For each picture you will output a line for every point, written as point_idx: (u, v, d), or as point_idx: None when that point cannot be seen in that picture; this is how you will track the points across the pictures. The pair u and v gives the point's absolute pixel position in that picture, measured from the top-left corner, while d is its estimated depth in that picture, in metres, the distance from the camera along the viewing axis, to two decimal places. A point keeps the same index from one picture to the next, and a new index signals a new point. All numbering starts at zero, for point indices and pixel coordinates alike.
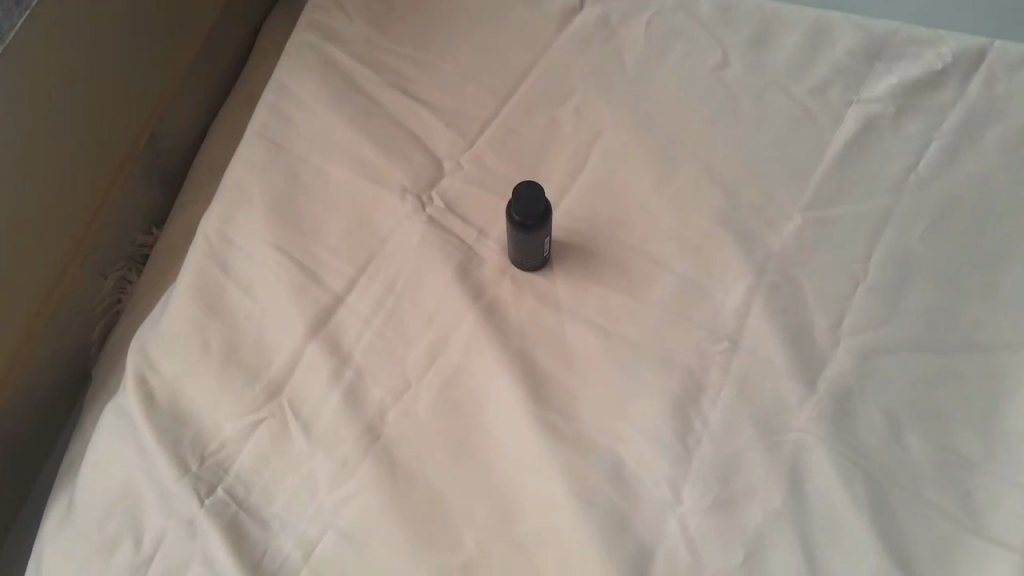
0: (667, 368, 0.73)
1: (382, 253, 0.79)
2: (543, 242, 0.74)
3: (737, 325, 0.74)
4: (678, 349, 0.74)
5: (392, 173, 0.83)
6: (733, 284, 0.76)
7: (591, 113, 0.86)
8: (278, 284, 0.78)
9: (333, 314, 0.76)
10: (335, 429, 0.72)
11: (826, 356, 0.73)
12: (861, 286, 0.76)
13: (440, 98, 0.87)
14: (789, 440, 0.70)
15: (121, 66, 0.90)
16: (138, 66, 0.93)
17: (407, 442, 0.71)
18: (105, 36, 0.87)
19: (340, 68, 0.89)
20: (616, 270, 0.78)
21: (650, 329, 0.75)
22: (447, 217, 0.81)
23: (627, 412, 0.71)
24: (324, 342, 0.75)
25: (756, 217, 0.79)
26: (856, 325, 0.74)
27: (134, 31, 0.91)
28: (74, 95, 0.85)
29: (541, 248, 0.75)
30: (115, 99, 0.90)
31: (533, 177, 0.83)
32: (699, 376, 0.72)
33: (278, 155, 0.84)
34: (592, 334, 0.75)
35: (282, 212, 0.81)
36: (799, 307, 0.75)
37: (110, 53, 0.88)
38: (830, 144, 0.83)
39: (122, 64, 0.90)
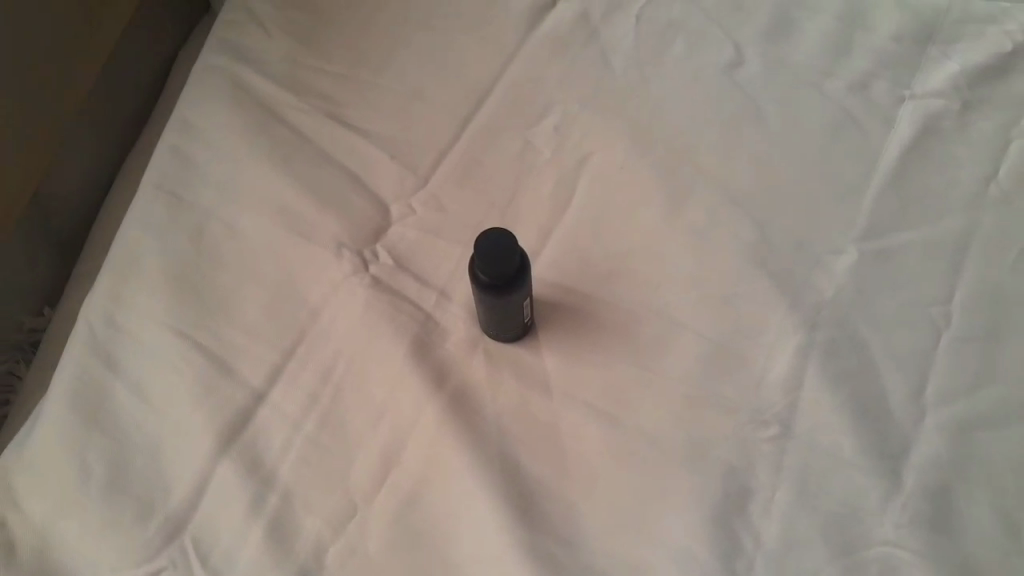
0: (698, 468, 0.55)
1: (315, 330, 0.61)
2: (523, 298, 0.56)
3: (786, 400, 0.56)
4: (710, 440, 0.55)
5: (325, 225, 0.64)
6: (775, 345, 0.58)
7: (575, 134, 0.68)
8: (180, 383, 0.59)
9: (252, 416, 0.58)
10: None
11: (910, 436, 0.55)
12: (943, 337, 0.58)
13: (384, 126, 0.69)
14: (872, 559, 0.51)
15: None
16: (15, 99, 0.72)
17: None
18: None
19: (256, 95, 0.71)
20: (619, 335, 0.60)
21: (670, 411, 0.57)
22: (397, 277, 0.62)
23: (649, 532, 0.53)
24: (240, 459, 0.57)
25: (796, 253, 0.61)
26: (942, 390, 0.56)
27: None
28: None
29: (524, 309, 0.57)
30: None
31: (505, 219, 0.65)
32: (741, 476, 0.54)
33: (181, 211, 0.66)
34: (594, 423, 0.57)
35: (185, 285, 0.63)
36: (867, 371, 0.57)
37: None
38: (881, 154, 0.65)
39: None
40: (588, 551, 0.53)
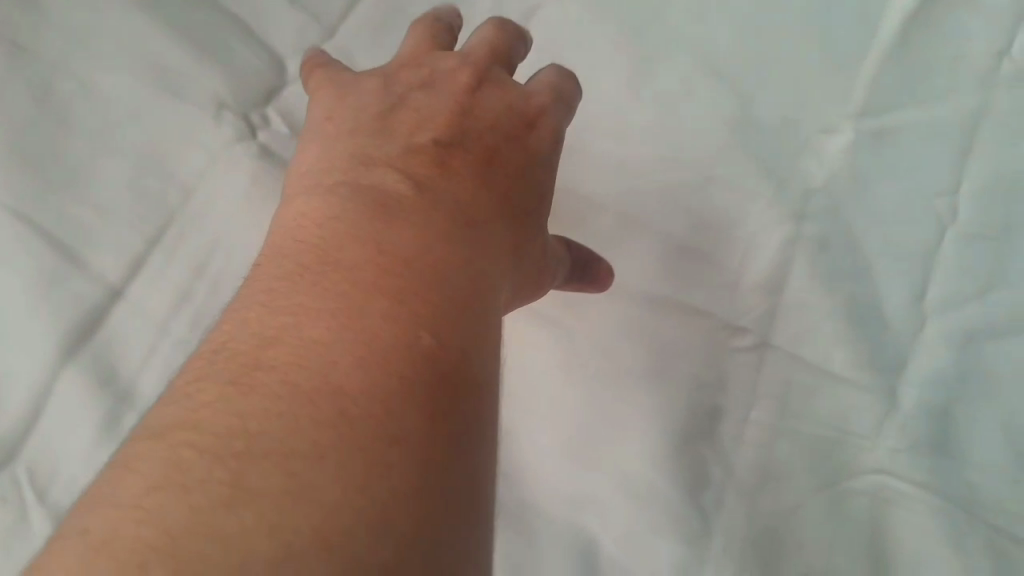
0: (658, 387, 0.45)
1: (187, 213, 0.48)
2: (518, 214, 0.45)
3: (765, 306, 0.47)
4: (674, 354, 0.46)
5: (203, 83, 0.51)
6: (754, 240, 0.48)
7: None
8: (14, 273, 0.47)
9: (107, 316, 0.46)
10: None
11: (909, 348, 0.46)
12: (949, 233, 0.48)
13: None
14: (862, 491, 0.42)
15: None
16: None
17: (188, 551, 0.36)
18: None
19: None
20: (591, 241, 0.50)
21: (635, 319, 0.47)
22: (291, 146, 0.49)
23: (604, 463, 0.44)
24: (90, 368, 0.45)
25: (780, 133, 0.51)
26: (948, 294, 0.47)
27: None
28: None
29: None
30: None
31: None
32: (710, 395, 0.45)
33: (20, 61, 0.52)
34: (548, 341, 0.47)
35: (24, 152, 0.50)
36: (860, 272, 0.48)
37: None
38: (883, 20, 0.52)
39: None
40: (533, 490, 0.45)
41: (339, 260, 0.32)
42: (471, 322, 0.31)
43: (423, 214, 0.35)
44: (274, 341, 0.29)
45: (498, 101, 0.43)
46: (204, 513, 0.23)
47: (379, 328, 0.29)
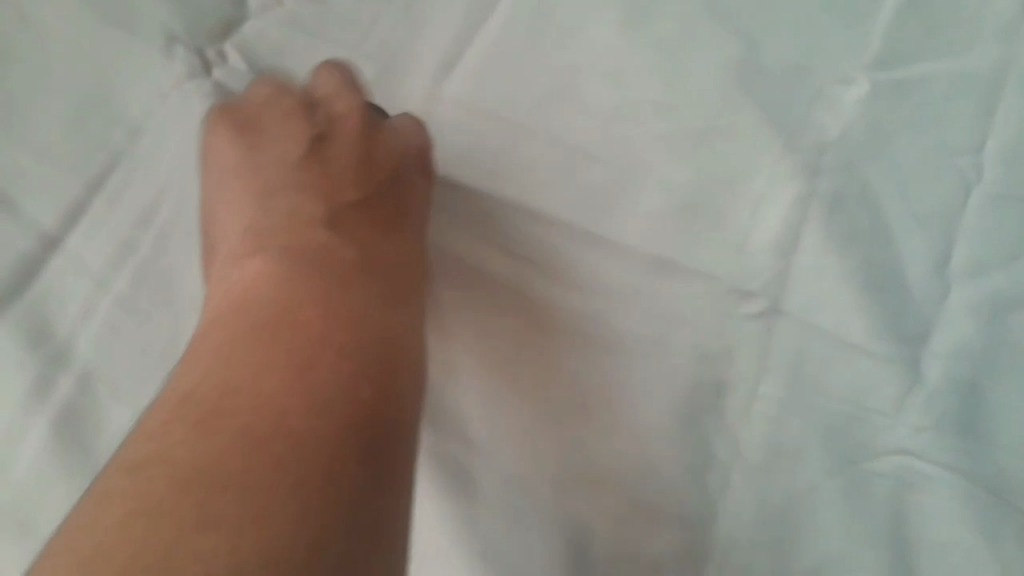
0: (569, 415, 0.42)
1: (141, 160, 0.45)
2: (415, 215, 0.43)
3: (773, 270, 0.42)
4: (608, 394, 0.41)
5: (160, 19, 0.47)
6: (764, 197, 0.44)
7: None
8: None
9: (54, 276, 0.43)
10: (40, 491, 0.41)
11: (930, 316, 0.42)
12: (977, 192, 0.43)
13: None
14: (887, 473, 0.38)
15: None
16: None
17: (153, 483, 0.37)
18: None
19: None
20: (544, 224, 0.45)
21: (530, 323, 0.43)
22: (251, 86, 0.45)
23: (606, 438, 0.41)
24: (38, 328, 0.42)
25: (793, 80, 0.46)
26: (979, 257, 0.42)
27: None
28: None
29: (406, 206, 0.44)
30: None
31: (409, 23, 0.49)
32: (607, 417, 0.41)
33: None
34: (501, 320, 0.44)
35: None
36: (878, 232, 0.43)
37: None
38: None
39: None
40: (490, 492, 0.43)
41: (254, 356, 0.35)
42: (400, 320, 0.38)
43: (358, 243, 0.40)
44: (234, 382, 0.34)
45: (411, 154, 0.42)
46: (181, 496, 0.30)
47: (316, 331, 0.36)
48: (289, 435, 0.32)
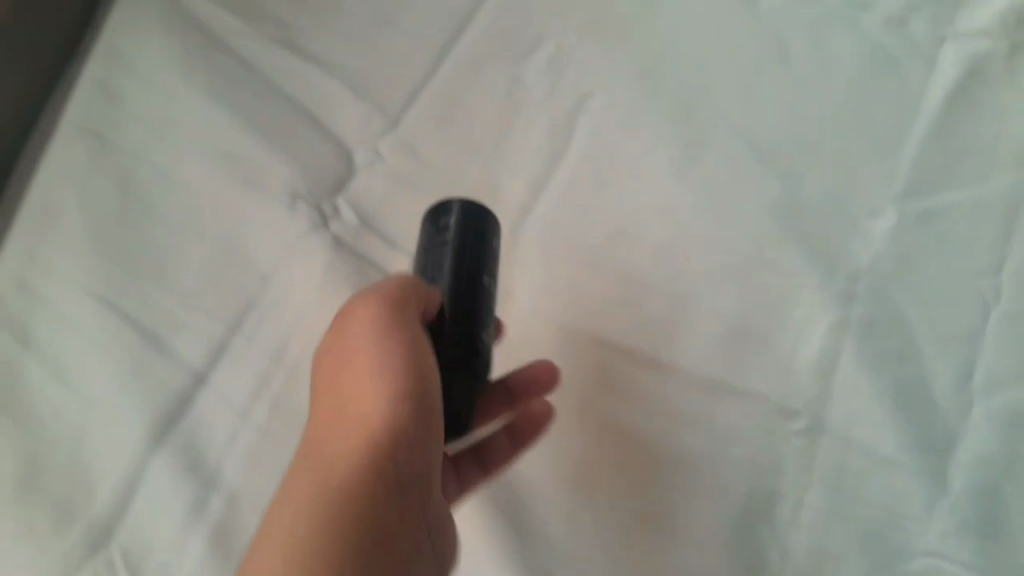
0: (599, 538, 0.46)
1: (266, 299, 0.51)
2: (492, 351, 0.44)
3: (818, 390, 0.49)
4: (679, 496, 0.47)
5: (278, 173, 0.55)
6: (807, 324, 0.50)
7: (572, 70, 0.58)
8: (106, 361, 0.50)
9: (191, 403, 0.49)
10: None
11: (956, 428, 0.47)
12: (990, 316, 0.50)
13: (344, 55, 0.60)
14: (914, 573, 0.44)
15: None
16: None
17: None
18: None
19: (198, 21, 0.61)
20: (594, 383, 0.50)
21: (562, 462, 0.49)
22: (360, 236, 0.53)
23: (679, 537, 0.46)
24: (178, 453, 0.48)
25: (828, 216, 0.53)
26: (996, 374, 0.48)
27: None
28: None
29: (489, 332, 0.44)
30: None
31: (490, 166, 0.56)
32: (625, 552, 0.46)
33: (106, 156, 0.56)
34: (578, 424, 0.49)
35: (115, 244, 0.54)
36: (909, 353, 0.49)
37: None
38: (923, 101, 0.56)
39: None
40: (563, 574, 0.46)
41: (337, 449, 0.40)
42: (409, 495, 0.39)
43: (353, 427, 0.40)
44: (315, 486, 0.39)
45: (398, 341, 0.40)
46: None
47: (312, 528, 0.37)
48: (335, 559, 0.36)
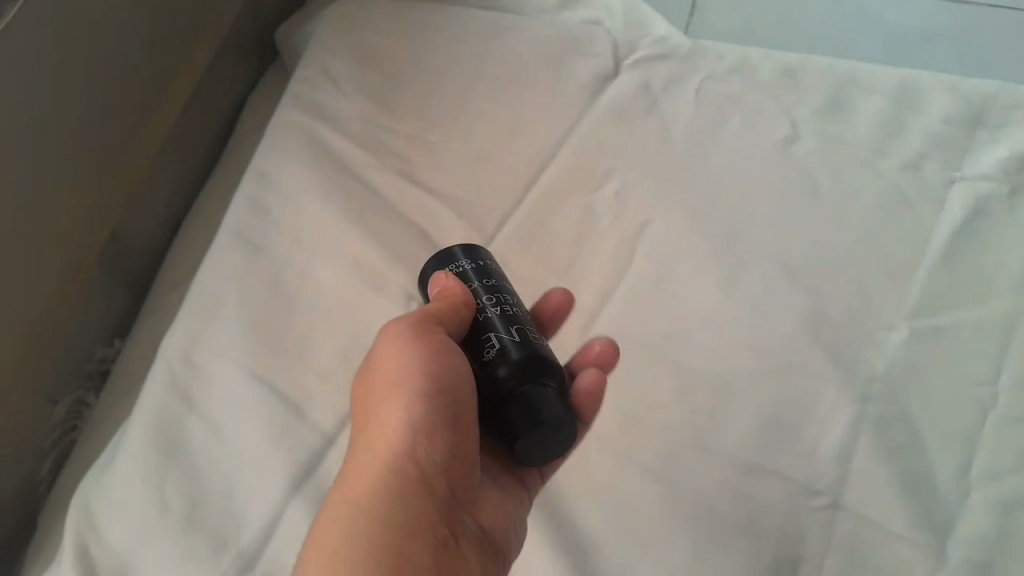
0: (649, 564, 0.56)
1: None
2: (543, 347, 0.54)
3: (837, 474, 0.58)
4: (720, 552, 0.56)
5: (396, 280, 0.68)
6: (830, 418, 0.60)
7: (635, 199, 0.71)
8: (256, 425, 0.62)
9: (322, 461, 0.61)
10: None
11: (953, 511, 0.57)
12: (988, 419, 0.60)
13: (449, 183, 0.73)
14: None
15: (79, 130, 0.75)
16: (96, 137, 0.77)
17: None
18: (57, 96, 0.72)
19: (333, 152, 0.75)
20: (654, 453, 0.60)
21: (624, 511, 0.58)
22: None
23: None
24: (311, 501, 0.59)
25: (849, 328, 0.64)
26: (989, 467, 0.58)
27: (102, 99, 0.77)
28: (28, 169, 0.69)
29: (524, 334, 0.54)
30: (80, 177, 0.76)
31: (567, 277, 0.68)
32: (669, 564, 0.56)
33: (257, 259, 0.70)
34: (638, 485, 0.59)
35: (264, 331, 0.66)
36: (915, 446, 0.59)
37: (59, 118, 0.72)
38: (933, 234, 0.67)
39: (81, 125, 0.75)
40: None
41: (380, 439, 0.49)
42: (439, 475, 0.48)
43: (380, 440, 0.48)
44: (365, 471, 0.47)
45: (411, 354, 0.50)
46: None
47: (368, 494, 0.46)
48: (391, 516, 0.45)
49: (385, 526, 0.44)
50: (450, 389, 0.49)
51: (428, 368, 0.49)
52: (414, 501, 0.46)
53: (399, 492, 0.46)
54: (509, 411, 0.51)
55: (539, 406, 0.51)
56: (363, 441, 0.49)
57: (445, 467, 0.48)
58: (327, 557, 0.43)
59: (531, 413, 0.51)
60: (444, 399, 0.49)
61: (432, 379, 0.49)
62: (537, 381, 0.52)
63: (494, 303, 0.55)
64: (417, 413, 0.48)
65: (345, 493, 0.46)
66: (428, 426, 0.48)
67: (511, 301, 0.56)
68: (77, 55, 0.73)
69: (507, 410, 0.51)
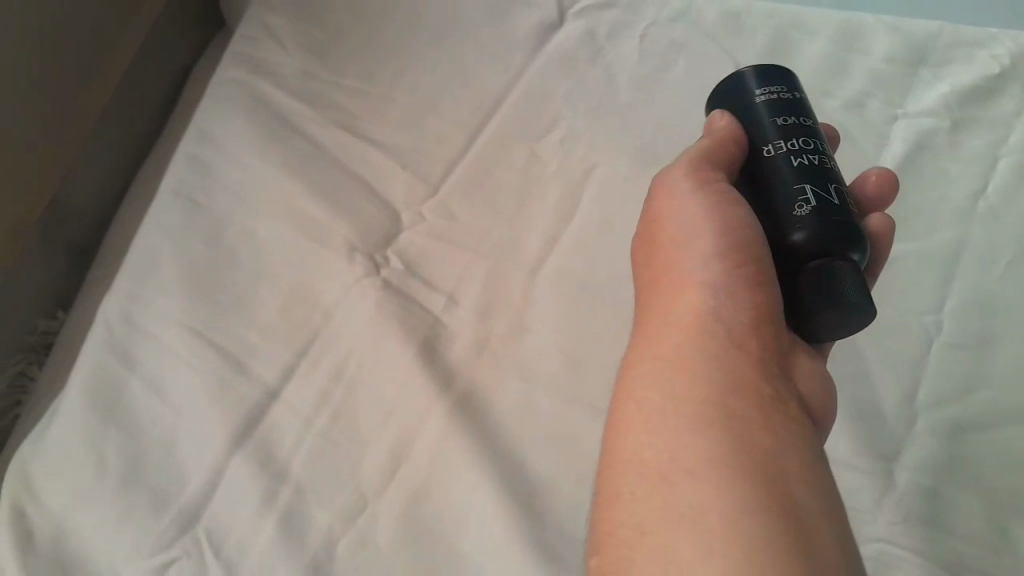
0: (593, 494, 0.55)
1: (327, 332, 0.63)
2: (846, 208, 0.47)
3: None
4: None
5: (339, 230, 0.67)
6: None
7: (581, 145, 0.70)
8: (197, 380, 0.61)
9: (265, 414, 0.60)
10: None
11: (901, 438, 0.56)
12: (933, 346, 0.60)
13: (393, 135, 0.72)
14: (868, 555, 0.52)
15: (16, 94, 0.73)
16: (36, 95, 0.76)
17: (340, 560, 0.54)
18: None
19: (275, 108, 0.74)
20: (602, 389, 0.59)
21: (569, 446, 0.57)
22: (405, 280, 0.65)
23: None
24: (254, 453, 0.58)
25: None
26: (935, 394, 0.58)
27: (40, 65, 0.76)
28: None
29: (842, 195, 0.48)
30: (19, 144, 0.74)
31: (512, 223, 0.67)
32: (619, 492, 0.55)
33: (197, 215, 0.69)
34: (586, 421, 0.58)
35: (204, 286, 0.65)
36: (859, 376, 0.59)
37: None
38: (877, 169, 0.67)
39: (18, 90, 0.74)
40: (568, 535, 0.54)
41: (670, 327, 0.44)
42: (749, 333, 0.43)
43: (675, 318, 0.45)
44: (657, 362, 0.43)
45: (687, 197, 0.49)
46: (636, 501, 0.38)
47: (685, 380, 0.41)
48: (717, 409, 0.39)
49: (713, 389, 0.40)
50: (740, 242, 0.46)
51: (725, 221, 0.47)
52: (732, 358, 0.42)
53: (716, 353, 0.42)
54: (801, 281, 0.46)
55: (843, 281, 0.45)
56: (662, 322, 0.45)
57: (757, 324, 0.44)
58: (658, 436, 0.39)
59: (827, 287, 0.45)
60: (750, 255, 0.45)
61: (722, 238, 0.46)
62: (840, 254, 0.46)
63: (805, 154, 0.49)
64: (717, 271, 0.45)
65: (657, 358, 0.43)
66: (723, 285, 0.44)
67: (823, 152, 0.50)
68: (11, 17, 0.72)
69: (796, 276, 0.46)
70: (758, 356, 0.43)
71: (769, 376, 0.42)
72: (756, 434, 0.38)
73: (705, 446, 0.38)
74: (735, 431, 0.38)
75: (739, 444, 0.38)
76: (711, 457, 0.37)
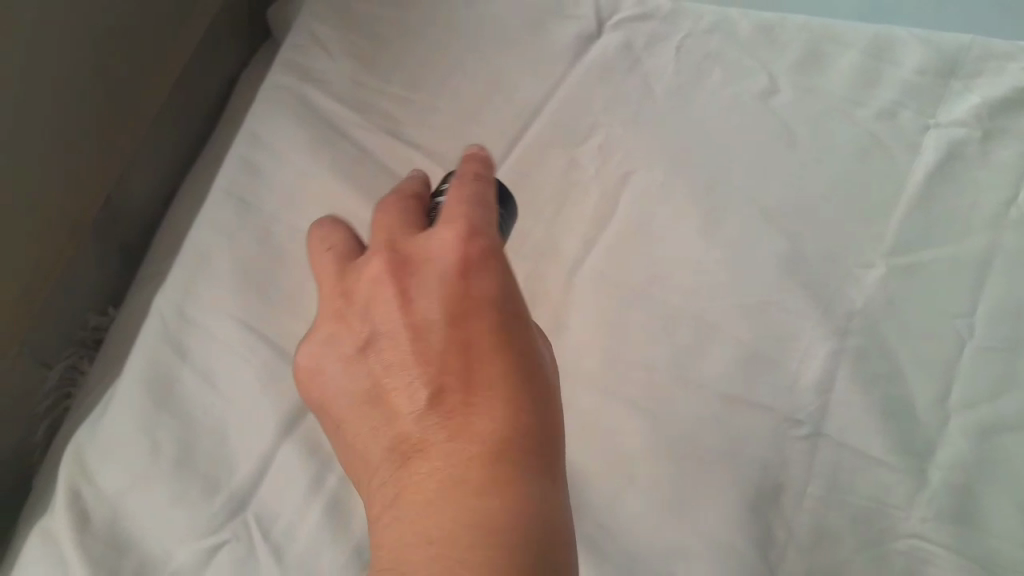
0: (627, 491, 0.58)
1: None
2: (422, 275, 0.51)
3: (819, 403, 0.59)
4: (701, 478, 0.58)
5: None
6: (810, 350, 0.61)
7: (618, 152, 0.73)
8: (247, 371, 0.63)
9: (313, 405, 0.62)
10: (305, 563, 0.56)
11: (933, 438, 0.58)
12: (965, 348, 0.61)
13: (435, 141, 0.75)
14: (899, 551, 0.54)
15: (81, 102, 0.77)
16: (96, 96, 0.79)
17: None
18: (60, 67, 0.74)
19: (322, 113, 0.77)
20: (639, 388, 0.61)
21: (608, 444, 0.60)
22: None
23: (703, 513, 0.56)
24: (303, 441, 0.60)
25: (828, 267, 0.65)
26: (968, 394, 0.59)
27: (101, 74, 0.79)
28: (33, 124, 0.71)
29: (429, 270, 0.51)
30: (80, 150, 0.78)
31: (551, 226, 0.69)
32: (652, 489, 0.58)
33: (248, 215, 0.71)
34: (621, 417, 0.61)
35: (254, 282, 0.68)
36: (893, 376, 0.60)
37: (61, 76, 0.74)
38: (909, 177, 0.68)
39: (82, 98, 0.77)
40: (602, 532, 0.57)
41: (406, 390, 0.42)
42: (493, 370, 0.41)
43: (404, 389, 0.42)
44: (405, 433, 0.41)
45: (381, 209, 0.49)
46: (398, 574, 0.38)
47: (425, 450, 0.40)
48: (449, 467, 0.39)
49: (455, 448, 0.39)
50: (472, 296, 0.43)
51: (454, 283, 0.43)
52: (473, 410, 0.40)
53: (453, 415, 0.40)
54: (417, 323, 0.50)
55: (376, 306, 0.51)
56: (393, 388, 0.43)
57: (522, 368, 0.41)
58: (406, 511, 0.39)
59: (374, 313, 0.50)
60: (463, 296, 0.43)
61: (451, 300, 0.43)
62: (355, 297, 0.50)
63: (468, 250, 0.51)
64: (452, 335, 0.42)
65: (401, 431, 0.42)
66: (476, 339, 0.42)
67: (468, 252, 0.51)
68: (80, 29, 0.75)
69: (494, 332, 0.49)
70: (510, 398, 0.40)
71: (503, 392, 0.40)
72: (480, 501, 0.38)
73: (415, 504, 0.39)
74: (472, 488, 0.38)
75: (461, 500, 0.38)
76: (437, 522, 0.38)
